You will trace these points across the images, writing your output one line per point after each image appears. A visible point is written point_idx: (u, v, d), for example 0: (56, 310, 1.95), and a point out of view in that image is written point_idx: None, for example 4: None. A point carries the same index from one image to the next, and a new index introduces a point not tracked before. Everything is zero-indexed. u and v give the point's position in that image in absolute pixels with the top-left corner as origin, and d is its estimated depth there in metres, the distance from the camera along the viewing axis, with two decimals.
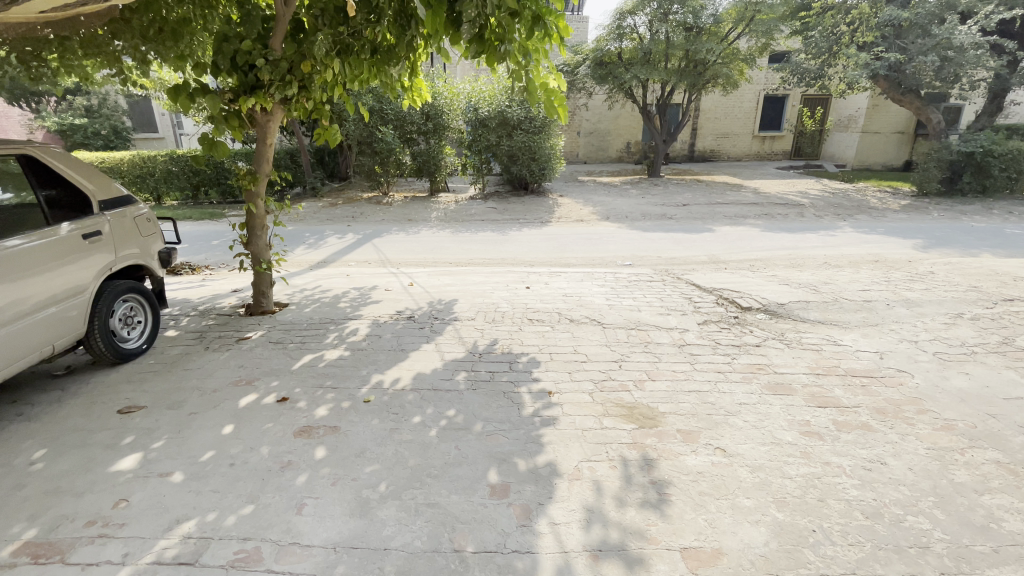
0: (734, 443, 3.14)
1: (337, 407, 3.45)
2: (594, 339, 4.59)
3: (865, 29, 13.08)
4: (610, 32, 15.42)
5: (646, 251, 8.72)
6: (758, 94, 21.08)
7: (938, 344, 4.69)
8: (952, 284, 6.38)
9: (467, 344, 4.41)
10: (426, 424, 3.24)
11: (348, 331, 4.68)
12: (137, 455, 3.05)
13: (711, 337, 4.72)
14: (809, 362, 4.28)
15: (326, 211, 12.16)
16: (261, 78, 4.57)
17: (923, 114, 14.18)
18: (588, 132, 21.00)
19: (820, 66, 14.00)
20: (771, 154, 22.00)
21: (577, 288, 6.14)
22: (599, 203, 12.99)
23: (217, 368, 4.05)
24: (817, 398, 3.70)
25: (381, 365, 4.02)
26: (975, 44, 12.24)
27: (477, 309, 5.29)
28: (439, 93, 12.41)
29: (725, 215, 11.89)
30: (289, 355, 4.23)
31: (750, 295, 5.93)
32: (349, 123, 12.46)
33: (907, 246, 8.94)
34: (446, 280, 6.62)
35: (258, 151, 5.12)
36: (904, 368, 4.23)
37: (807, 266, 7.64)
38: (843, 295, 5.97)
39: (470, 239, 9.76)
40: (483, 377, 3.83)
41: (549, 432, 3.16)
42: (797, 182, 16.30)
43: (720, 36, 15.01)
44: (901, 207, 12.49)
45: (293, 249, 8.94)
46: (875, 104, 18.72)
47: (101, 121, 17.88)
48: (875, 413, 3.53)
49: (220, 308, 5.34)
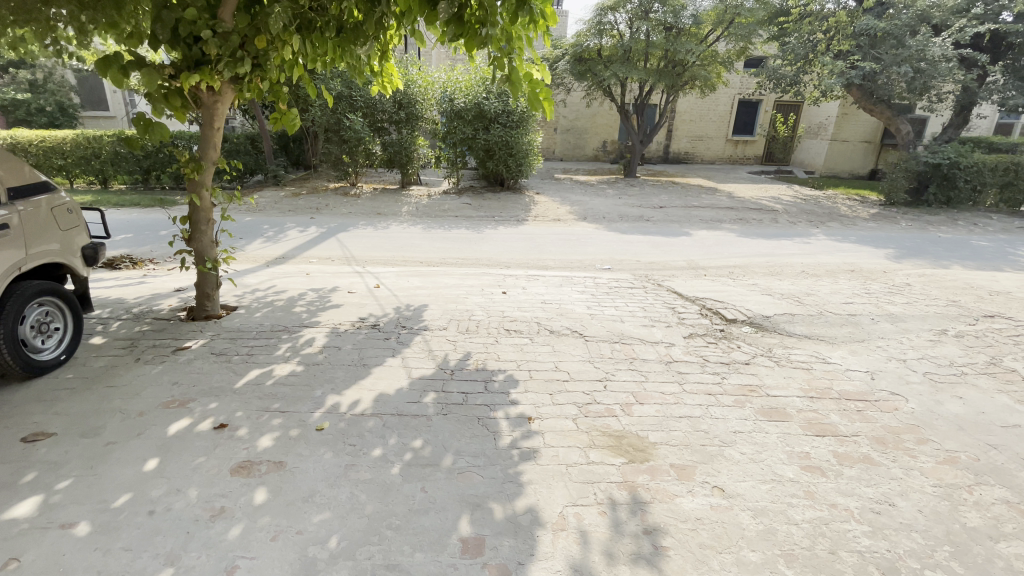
0: (732, 481, 2.83)
1: (284, 436, 2.99)
2: (576, 354, 4.24)
3: (841, 37, 13.21)
4: (590, 27, 15.13)
5: (625, 254, 8.46)
6: (733, 98, 21.21)
7: (927, 364, 4.53)
8: (932, 298, 6.32)
9: (436, 358, 3.99)
10: (388, 460, 2.81)
11: (303, 341, 4.19)
12: (37, 498, 2.51)
13: (699, 353, 4.43)
14: (801, 383, 4.04)
15: (288, 201, 11.46)
16: (207, 53, 3.97)
17: (892, 125, 14.38)
18: (565, 129, 20.76)
19: (796, 72, 14.06)
20: (744, 158, 22.20)
21: (556, 294, 5.79)
22: (576, 202, 12.69)
23: (147, 386, 3.50)
24: (814, 425, 3.45)
25: (339, 384, 3.56)
26: (945, 58, 12.43)
27: (449, 316, 4.87)
28: (412, 81, 11.99)
29: (702, 219, 11.78)
30: (233, 370, 3.72)
31: (735, 305, 5.71)
32: (315, 108, 11.78)
33: (881, 255, 8.97)
34: (416, 282, 6.16)
35: (203, 135, 4.52)
36: (897, 390, 4.04)
37: (786, 275, 7.52)
38: (828, 308, 5.79)
39: (442, 236, 9.30)
40: (455, 400, 3.41)
41: (528, 470, 2.79)
42: (770, 187, 16.42)
43: (700, 37, 14.95)
44: (871, 215, 12.66)
45: (249, 243, 8.28)
46: (845, 112, 19.08)
47: (46, 97, 16.44)
48: (875, 444, 3.30)
49: (157, 311, 4.74)
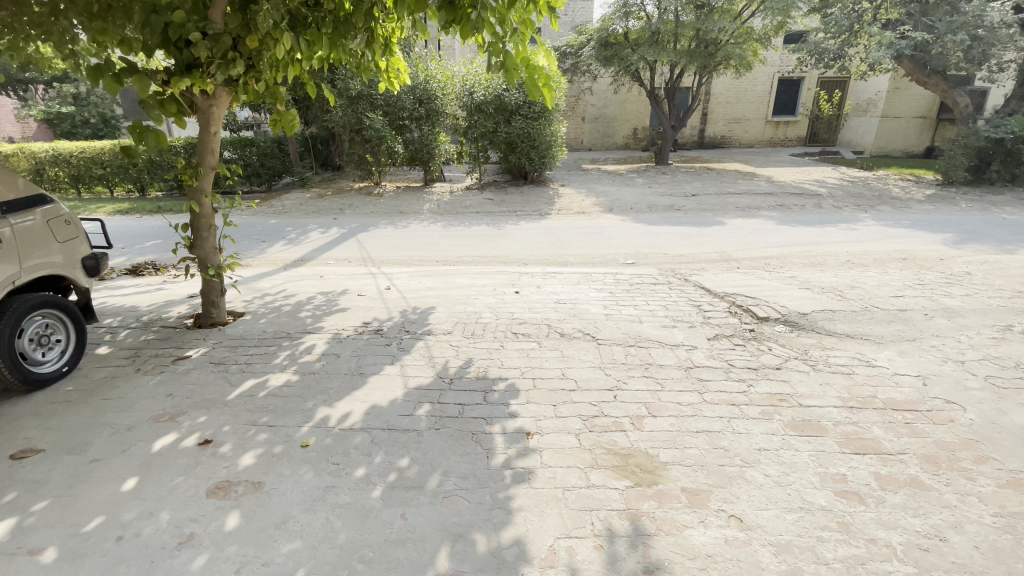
0: (752, 509, 2.50)
1: (266, 453, 2.86)
2: (586, 359, 3.95)
3: (890, 5, 12.19)
4: (615, 10, 14.55)
5: (651, 247, 8.03)
6: (773, 77, 20.09)
7: (989, 366, 3.99)
8: (995, 289, 5.66)
9: (436, 366, 3.78)
10: (370, 482, 2.62)
11: (302, 348, 4.06)
12: (11, 521, 2.45)
13: (723, 358, 4.05)
14: (839, 390, 3.61)
15: (312, 202, 11.55)
16: (198, 56, 3.84)
17: (949, 97, 13.16)
18: (593, 118, 20.20)
19: (840, 45, 13.12)
20: (785, 141, 20.99)
21: (572, 292, 5.50)
22: (603, 192, 12.25)
23: (141, 398, 3.45)
24: (853, 441, 3.05)
25: (331, 395, 3.40)
26: (1005, 23, 11.35)
27: (456, 320, 4.65)
28: (431, 76, 11.84)
29: (737, 206, 11.14)
30: (227, 381, 3.63)
31: (767, 302, 5.25)
32: (336, 108, 11.82)
33: (937, 241, 8.18)
34: (428, 282, 5.98)
35: (201, 141, 4.44)
36: (953, 398, 3.56)
37: (828, 266, 6.93)
38: (874, 302, 5.25)
39: (462, 233, 9.11)
40: (449, 413, 3.19)
41: (520, 495, 2.53)
42: (814, 170, 15.44)
43: (733, 14, 14.16)
44: (926, 197, 11.66)
45: (271, 246, 8.33)
46: (896, 87, 17.82)
47: (89, 109, 17.22)
48: (924, 463, 2.88)
49: (165, 319, 4.73)
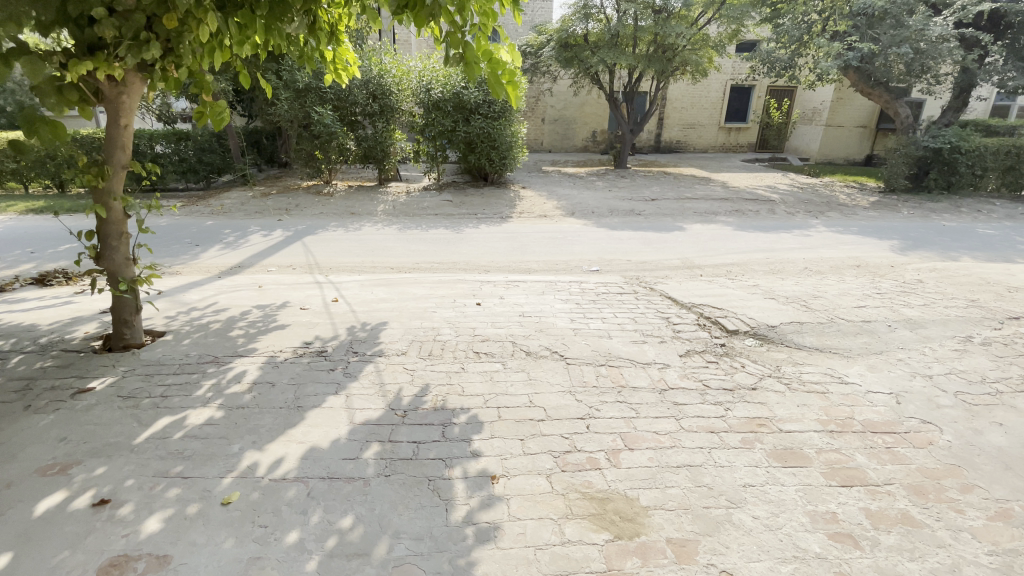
0: (744, 562, 2.24)
1: (179, 515, 2.38)
2: (554, 382, 3.61)
3: (838, 18, 12.56)
4: (575, 12, 14.41)
5: (615, 253, 7.84)
6: (726, 84, 20.55)
7: (957, 381, 3.94)
8: (949, 298, 5.76)
9: (387, 395, 3.36)
10: (303, 550, 2.20)
11: (230, 377, 3.54)
12: None
13: (697, 377, 3.82)
14: (817, 412, 3.44)
15: (255, 202, 10.73)
16: (102, 36, 3.19)
17: (891, 108, 13.73)
18: (552, 120, 20.03)
19: (791, 55, 13.55)
20: (737, 146, 21.56)
21: (537, 304, 5.18)
22: (564, 196, 12.04)
23: (27, 445, 2.84)
24: (840, 472, 2.86)
25: (263, 436, 2.93)
26: (946, 37, 11.85)
27: (411, 338, 4.23)
28: (385, 70, 11.23)
29: (696, 211, 11.18)
30: (138, 419, 3.08)
31: (736, 313, 5.10)
32: (281, 101, 11.05)
33: (887, 248, 8.40)
34: (380, 293, 5.50)
35: (108, 136, 3.75)
36: (928, 417, 3.46)
37: (788, 273, 6.95)
38: (838, 313, 5.20)
39: (418, 237, 8.63)
40: (401, 455, 2.78)
41: (485, 559, 2.17)
42: (765, 176, 15.90)
43: (690, 20, 14.30)
44: (871, 203, 12.10)
45: (205, 250, 7.58)
46: (839, 97, 18.63)
47: (7, 97, 15.54)
48: (912, 494, 2.72)
49: (69, 341, 4.05)
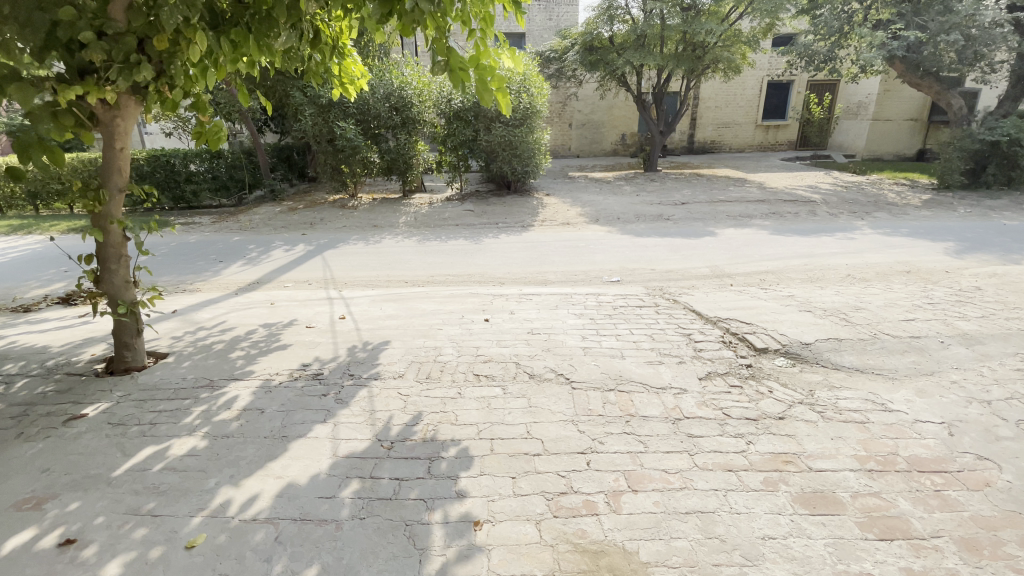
0: None
1: (141, 559, 2.25)
2: (556, 410, 3.34)
3: (881, 5, 11.78)
4: (600, 14, 14.09)
5: (638, 262, 7.48)
6: (762, 80, 19.73)
7: (1021, 407, 3.44)
8: (1012, 308, 5.14)
9: (376, 424, 3.17)
10: None
11: (221, 403, 3.44)
12: None
13: (717, 405, 3.46)
14: (854, 447, 3.04)
15: (282, 217, 10.89)
16: (93, 60, 3.16)
17: (943, 99, 12.75)
18: (580, 124, 19.69)
19: (830, 47, 12.80)
20: (776, 145, 20.64)
21: (548, 320, 4.91)
22: (589, 202, 11.72)
23: (10, 477, 2.80)
24: (878, 522, 2.47)
25: (241, 469, 2.79)
26: (998, 23, 10.98)
27: (410, 359, 4.04)
28: (406, 82, 11.18)
29: (728, 215, 10.63)
30: (122, 448, 3.00)
31: (766, 329, 4.67)
32: (305, 117, 11.17)
33: (940, 251, 7.69)
34: (389, 309, 5.37)
35: (106, 159, 3.73)
36: (985, 452, 2.99)
37: (828, 281, 6.42)
38: (883, 328, 4.69)
39: (437, 249, 8.48)
40: (380, 494, 2.58)
41: None
42: (806, 175, 15.07)
43: (721, 16, 13.70)
44: (923, 202, 11.22)
45: (227, 266, 7.68)
46: (887, 89, 17.51)
47: None
48: (963, 551, 2.31)
49: (74, 364, 4.07)
